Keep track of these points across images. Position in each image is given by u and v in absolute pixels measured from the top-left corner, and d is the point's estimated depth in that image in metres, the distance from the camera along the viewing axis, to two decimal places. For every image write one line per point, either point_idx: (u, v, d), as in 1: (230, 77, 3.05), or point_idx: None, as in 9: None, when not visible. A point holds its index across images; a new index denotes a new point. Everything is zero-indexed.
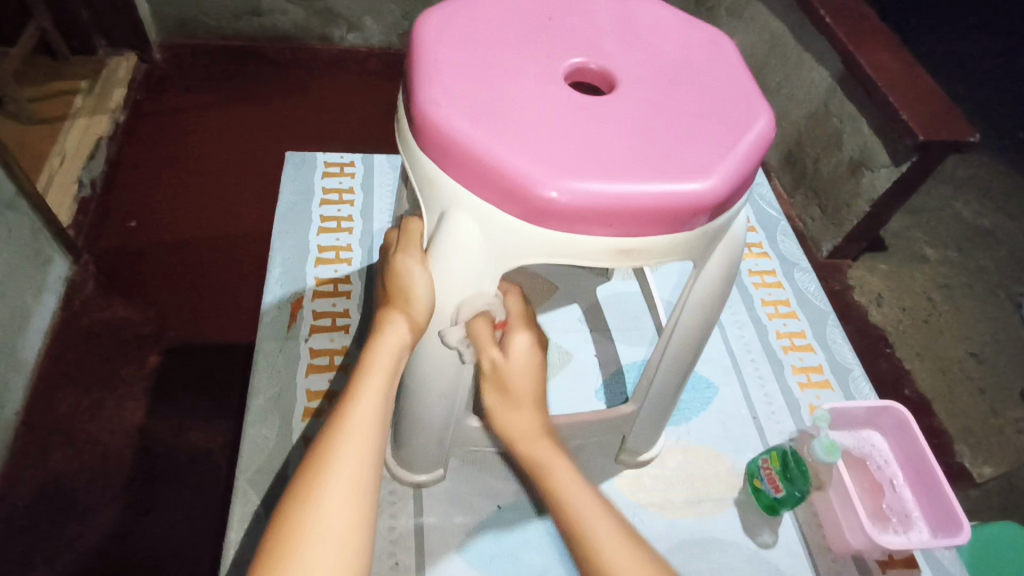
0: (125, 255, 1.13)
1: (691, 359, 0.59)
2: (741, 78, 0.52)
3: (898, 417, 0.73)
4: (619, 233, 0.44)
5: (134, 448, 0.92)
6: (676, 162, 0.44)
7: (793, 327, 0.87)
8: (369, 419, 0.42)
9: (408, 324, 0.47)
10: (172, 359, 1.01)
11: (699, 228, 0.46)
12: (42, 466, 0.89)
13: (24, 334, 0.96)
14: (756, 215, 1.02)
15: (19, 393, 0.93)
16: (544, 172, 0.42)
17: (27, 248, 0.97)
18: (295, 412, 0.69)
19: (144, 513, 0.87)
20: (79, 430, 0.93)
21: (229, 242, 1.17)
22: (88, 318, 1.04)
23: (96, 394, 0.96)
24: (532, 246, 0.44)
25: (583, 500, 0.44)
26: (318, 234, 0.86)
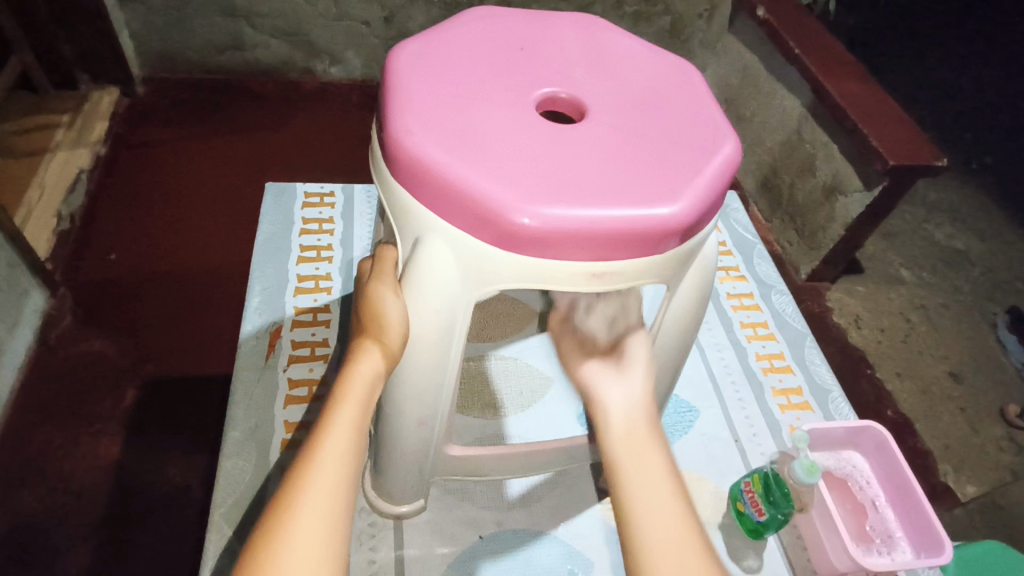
0: (101, 287, 1.11)
1: (668, 384, 0.59)
2: (707, 105, 0.53)
3: (878, 436, 0.73)
4: (591, 255, 0.44)
5: (108, 486, 0.90)
6: (645, 186, 0.45)
7: (771, 349, 0.88)
8: (343, 450, 0.42)
9: (382, 354, 0.47)
10: (150, 394, 0.99)
11: (669, 250, 0.46)
12: (10, 507, 0.86)
13: None
14: (732, 238, 1.04)
15: None
16: (516, 198, 0.42)
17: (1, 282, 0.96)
18: (272, 445, 0.68)
19: (117, 554, 0.84)
20: (50, 469, 0.90)
21: (209, 274, 1.16)
22: (63, 354, 1.02)
23: (69, 431, 0.94)
24: (506, 271, 0.45)
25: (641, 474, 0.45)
26: (297, 263, 0.85)
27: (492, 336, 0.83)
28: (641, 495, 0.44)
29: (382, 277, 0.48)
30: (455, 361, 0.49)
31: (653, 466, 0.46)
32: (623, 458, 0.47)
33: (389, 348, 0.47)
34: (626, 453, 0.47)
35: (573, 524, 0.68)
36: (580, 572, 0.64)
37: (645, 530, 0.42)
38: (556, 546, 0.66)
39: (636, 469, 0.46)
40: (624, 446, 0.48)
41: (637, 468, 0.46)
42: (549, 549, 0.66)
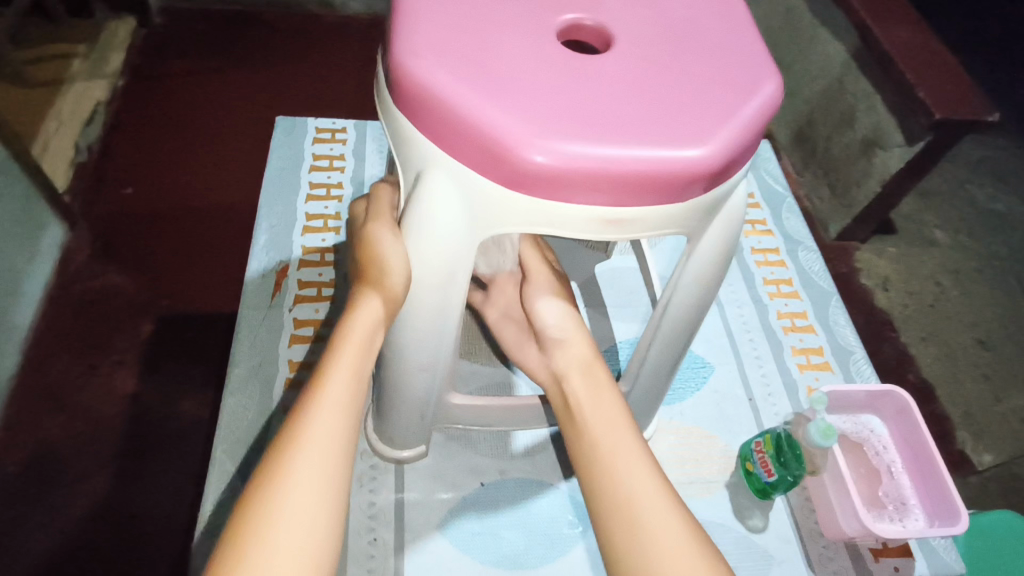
0: (118, 221, 1.11)
1: (685, 341, 0.57)
2: (749, 37, 0.48)
3: (900, 402, 0.70)
4: (605, 200, 0.40)
5: (128, 416, 0.91)
6: (670, 126, 0.41)
7: (794, 307, 0.85)
8: (342, 397, 0.41)
9: (381, 301, 0.45)
10: (167, 328, 1.00)
11: (691, 199, 0.42)
12: (33, 432, 0.89)
13: (17, 299, 0.95)
14: (762, 191, 0.98)
15: (14, 356, 0.93)
16: (525, 132, 0.39)
17: (18, 213, 0.97)
18: (276, 383, 0.67)
19: (137, 480, 0.86)
20: (71, 396, 0.92)
21: (222, 211, 1.14)
22: (81, 286, 1.02)
23: (89, 361, 0.95)
24: (511, 215, 0.41)
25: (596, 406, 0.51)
26: (306, 201, 0.83)
27: None
28: (600, 425, 0.49)
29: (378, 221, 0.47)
30: (458, 308, 0.47)
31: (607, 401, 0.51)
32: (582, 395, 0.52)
33: (390, 294, 0.45)
34: (597, 421, 0.49)
35: (577, 478, 0.67)
36: (581, 524, 0.64)
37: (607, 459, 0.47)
38: (559, 497, 0.66)
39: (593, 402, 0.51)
40: (584, 385, 0.52)
41: (592, 400, 0.51)
42: (551, 500, 0.66)
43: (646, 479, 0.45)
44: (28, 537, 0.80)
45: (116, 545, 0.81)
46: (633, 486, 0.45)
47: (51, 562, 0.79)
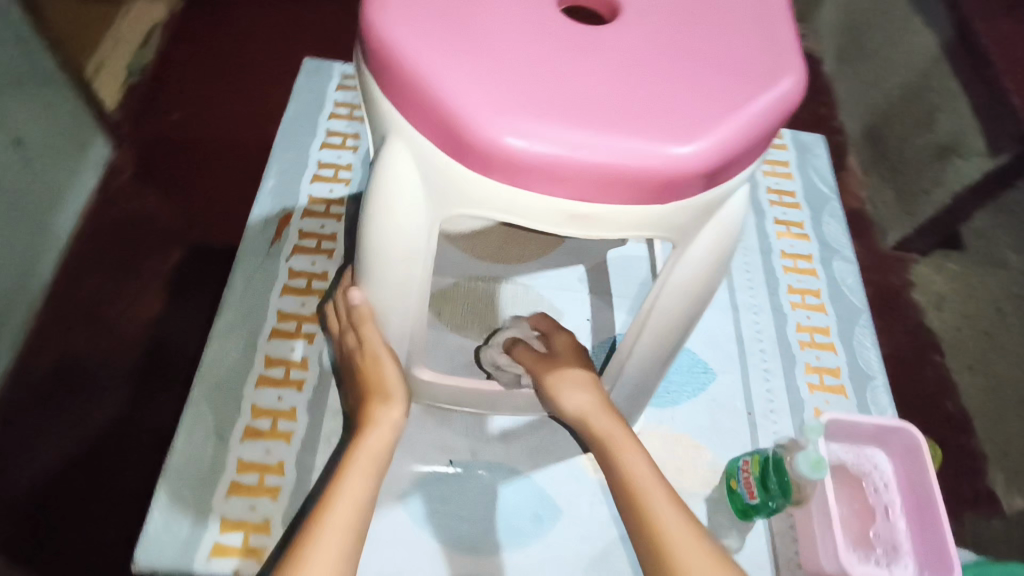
0: (155, 144, 1.12)
1: (672, 349, 0.52)
2: (779, 20, 0.42)
3: (909, 440, 0.64)
4: (571, 193, 0.36)
5: (148, 337, 0.94)
6: (656, 117, 0.36)
7: (816, 321, 0.78)
8: (360, 497, 0.42)
9: (395, 412, 0.47)
10: (193, 258, 1.01)
11: (673, 201, 0.38)
12: (59, 341, 0.92)
13: (56, 211, 0.99)
14: (806, 191, 0.90)
15: (49, 265, 0.97)
16: (486, 105, 0.35)
17: (62, 127, 1.01)
18: (262, 331, 0.68)
19: (148, 401, 0.89)
20: (101, 313, 0.95)
21: (255, 147, 1.14)
22: (119, 209, 1.05)
23: (116, 279, 0.98)
24: (471, 198, 0.38)
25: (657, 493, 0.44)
26: (320, 149, 0.81)
27: (507, 257, 0.75)
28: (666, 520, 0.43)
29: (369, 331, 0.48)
30: (418, 286, 0.44)
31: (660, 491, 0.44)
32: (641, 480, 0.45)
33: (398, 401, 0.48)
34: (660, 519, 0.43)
35: (550, 469, 0.65)
36: (546, 518, 0.63)
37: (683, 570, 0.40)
38: (528, 487, 0.64)
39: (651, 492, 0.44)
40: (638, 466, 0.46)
41: (650, 484, 0.45)
42: (520, 489, 0.64)
43: None
44: (37, 440, 0.84)
45: (113, 459, 0.84)
46: None
47: (53, 469, 0.83)
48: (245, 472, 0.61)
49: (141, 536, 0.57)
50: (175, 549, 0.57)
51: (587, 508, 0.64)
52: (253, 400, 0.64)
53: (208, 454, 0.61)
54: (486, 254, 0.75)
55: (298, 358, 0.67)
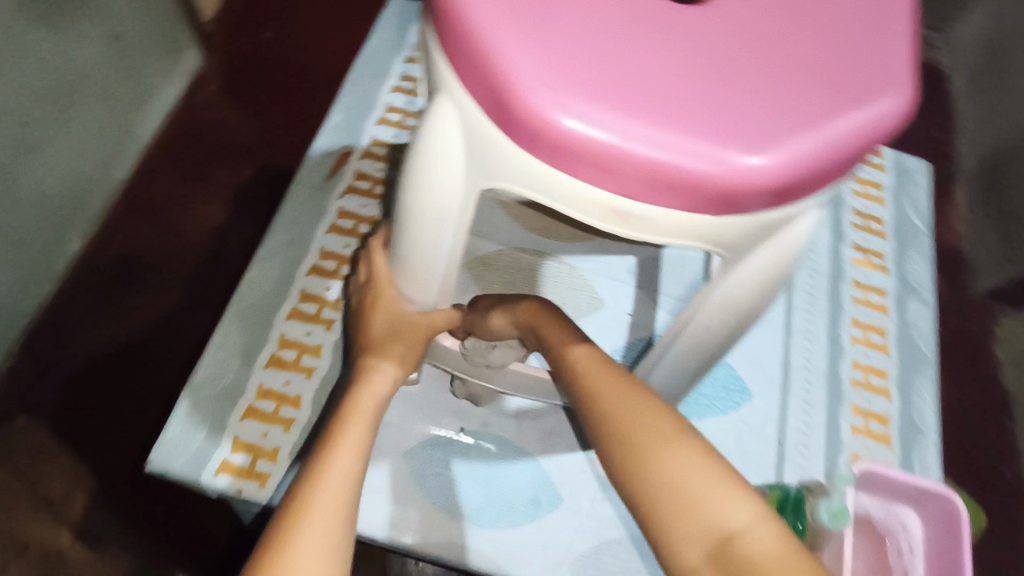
0: (242, 59, 1.13)
1: (702, 369, 0.48)
2: (897, 26, 0.36)
3: (947, 508, 0.58)
4: (616, 186, 0.34)
5: (208, 246, 0.97)
6: (727, 118, 0.32)
7: (875, 361, 0.73)
8: (347, 473, 0.39)
9: (394, 365, 0.47)
10: (261, 177, 1.03)
11: (727, 213, 0.34)
12: (128, 236, 0.96)
13: (143, 111, 1.02)
14: (895, 219, 0.82)
15: (129, 161, 1.01)
16: (543, 75, 0.32)
17: (161, 29, 1.03)
18: (302, 264, 0.68)
19: (200, 306, 0.92)
20: (168, 216, 0.99)
21: (335, 76, 1.14)
22: (200, 116, 1.07)
23: (188, 185, 1.01)
24: (512, 173, 0.35)
25: (615, 387, 0.40)
26: (391, 90, 0.79)
27: (552, 235, 0.72)
28: (626, 410, 0.38)
29: (389, 294, 0.50)
30: (447, 252, 0.43)
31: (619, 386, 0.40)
32: (599, 383, 0.41)
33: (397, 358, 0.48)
34: (623, 410, 0.38)
35: (557, 456, 0.64)
36: (544, 503, 0.61)
37: (653, 456, 0.35)
38: (532, 469, 0.63)
39: (608, 388, 0.40)
40: (590, 367, 0.42)
41: (607, 380, 0.40)
42: (523, 469, 0.63)
43: (700, 472, 0.34)
44: (96, 323, 0.89)
45: (159, 356, 0.88)
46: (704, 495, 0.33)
47: (104, 353, 0.88)
48: (263, 398, 0.62)
49: (158, 439, 0.59)
50: (186, 459, 0.59)
51: (588, 504, 0.62)
52: (282, 330, 0.65)
53: (231, 374, 0.63)
54: (537, 226, 0.72)
55: (332, 298, 0.67)
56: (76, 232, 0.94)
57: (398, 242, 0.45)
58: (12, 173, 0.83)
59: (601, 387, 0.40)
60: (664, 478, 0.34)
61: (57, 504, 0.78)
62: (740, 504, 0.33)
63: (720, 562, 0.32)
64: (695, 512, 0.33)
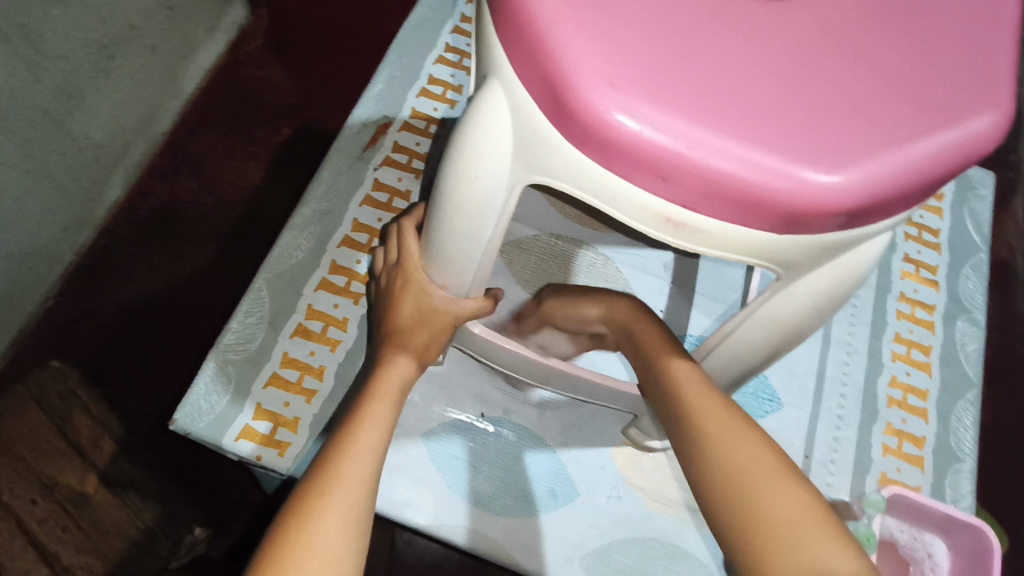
0: (288, 17, 1.11)
1: (731, 382, 0.46)
2: (994, 41, 0.33)
3: (979, 540, 0.56)
4: (674, 195, 0.31)
5: (244, 203, 0.97)
6: (801, 132, 0.30)
7: (915, 380, 0.70)
8: (372, 446, 0.41)
9: (412, 359, 0.49)
10: (299, 139, 1.02)
11: (790, 232, 0.32)
12: (167, 189, 0.97)
13: (188, 64, 1.01)
14: (951, 232, 0.78)
15: (170, 115, 1.01)
16: (606, 71, 0.30)
17: None
18: (334, 235, 0.68)
19: (232, 263, 0.93)
20: (206, 171, 0.99)
21: (379, 38, 1.12)
22: (243, 72, 1.07)
23: (227, 142, 1.01)
24: (560, 170, 0.34)
25: (721, 415, 0.40)
26: (435, 62, 0.77)
27: (592, 223, 0.70)
28: (727, 438, 0.38)
29: (418, 278, 0.49)
30: (483, 243, 0.41)
31: (725, 414, 0.40)
32: (699, 403, 0.41)
33: (417, 351, 0.50)
34: (727, 438, 0.39)
35: (577, 451, 0.63)
36: (560, 496, 0.61)
37: (758, 494, 0.36)
38: (550, 461, 0.62)
39: (708, 411, 0.40)
40: (692, 389, 0.42)
41: (711, 403, 0.41)
42: (541, 460, 0.62)
43: (809, 518, 0.35)
44: (132, 272, 0.91)
45: (189, 310, 0.89)
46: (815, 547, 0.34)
47: (138, 302, 0.89)
48: (287, 367, 0.62)
49: (183, 398, 0.60)
50: (209, 420, 0.59)
51: (603, 501, 0.61)
52: (311, 301, 0.65)
53: (257, 339, 0.63)
54: (573, 213, 0.70)
55: (362, 272, 0.67)
56: (116, 180, 0.95)
57: (432, 229, 0.43)
58: (61, 123, 0.82)
59: (705, 408, 0.41)
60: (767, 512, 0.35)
61: (83, 447, 0.79)
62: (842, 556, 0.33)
63: None
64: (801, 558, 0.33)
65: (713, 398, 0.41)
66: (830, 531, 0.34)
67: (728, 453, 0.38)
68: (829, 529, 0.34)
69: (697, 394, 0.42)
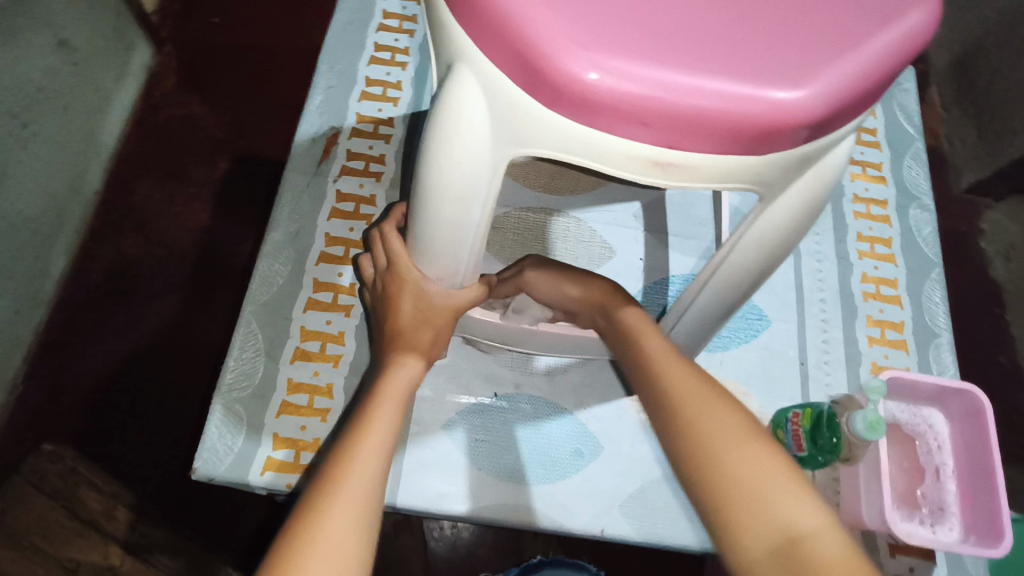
0: (200, 50, 1.08)
1: (728, 313, 0.49)
2: None
3: (972, 403, 0.60)
4: (657, 139, 0.33)
5: (197, 246, 0.95)
6: (761, 55, 0.32)
7: (884, 272, 0.74)
8: (383, 442, 0.41)
9: (420, 358, 0.49)
10: (238, 171, 1.00)
11: (768, 152, 0.34)
12: (115, 246, 0.94)
13: (105, 116, 0.98)
14: (888, 129, 0.82)
15: (99, 172, 0.97)
16: (572, 34, 0.31)
17: (108, 29, 0.97)
18: (310, 254, 0.67)
19: (199, 308, 0.91)
20: (150, 221, 0.96)
21: (299, 52, 1.09)
22: (166, 114, 1.03)
23: (165, 188, 0.98)
24: (543, 137, 0.35)
25: (685, 374, 0.42)
26: (368, 64, 0.77)
27: (558, 190, 0.72)
28: (694, 393, 0.40)
29: (411, 276, 0.49)
30: (478, 226, 0.42)
31: (689, 374, 0.42)
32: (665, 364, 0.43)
33: (423, 349, 0.50)
34: (691, 395, 0.40)
35: (595, 408, 0.65)
36: (587, 453, 0.63)
37: (715, 443, 0.37)
38: (570, 422, 0.64)
39: (676, 372, 0.42)
40: (661, 355, 0.44)
41: (678, 365, 0.43)
42: (562, 425, 0.64)
43: (765, 466, 0.36)
44: (100, 339, 0.88)
45: (168, 362, 0.87)
46: (775, 497, 0.35)
47: (112, 365, 0.87)
48: (295, 392, 0.62)
49: (198, 446, 0.59)
50: (229, 461, 0.59)
51: (629, 448, 0.63)
52: (302, 323, 0.65)
53: (258, 372, 0.62)
54: (538, 185, 0.72)
55: (346, 283, 0.67)
56: (59, 250, 0.91)
57: (420, 224, 0.44)
58: None
59: (669, 369, 0.43)
60: (722, 456, 0.37)
61: (97, 522, 0.76)
62: (812, 512, 0.35)
63: (785, 561, 0.33)
64: (763, 516, 0.34)
65: (683, 362, 0.43)
66: (801, 488, 0.36)
67: (705, 408, 0.39)
68: (795, 481, 0.36)
69: (672, 364, 0.43)
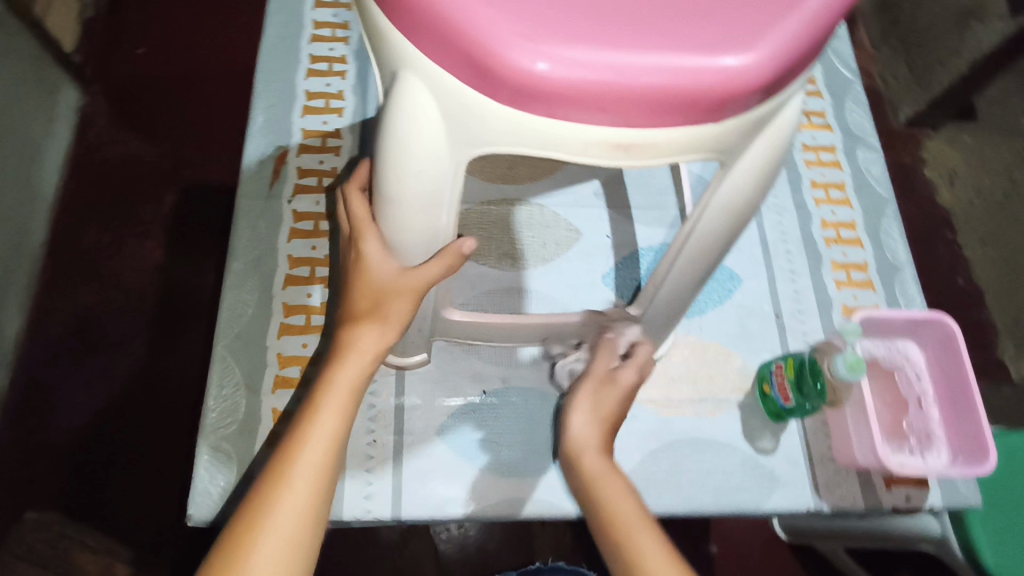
0: (128, 83, 1.04)
1: (701, 278, 0.49)
2: None
3: (944, 331, 0.63)
4: (615, 121, 0.33)
5: (155, 286, 0.92)
6: (704, 24, 0.32)
7: (842, 216, 0.76)
8: (323, 437, 0.43)
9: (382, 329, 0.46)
10: (186, 202, 0.97)
11: (726, 118, 0.35)
12: (70, 297, 0.90)
13: (37, 165, 0.94)
14: (826, 75, 0.84)
15: (41, 224, 0.93)
16: (517, 29, 0.31)
17: (26, 75, 0.93)
18: (275, 278, 0.66)
19: (167, 348, 0.88)
20: (102, 267, 0.93)
21: (231, 73, 1.06)
22: (102, 154, 0.99)
23: (113, 232, 0.95)
24: (503, 133, 0.35)
25: (636, 521, 0.46)
26: (306, 77, 0.75)
27: (517, 179, 0.72)
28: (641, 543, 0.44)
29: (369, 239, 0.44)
30: (448, 229, 0.42)
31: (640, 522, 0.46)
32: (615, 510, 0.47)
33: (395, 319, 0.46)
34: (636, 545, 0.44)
35: None
36: None
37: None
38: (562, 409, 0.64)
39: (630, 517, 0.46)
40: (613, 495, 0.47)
41: (634, 518, 0.46)
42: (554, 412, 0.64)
43: None
44: (69, 396, 0.85)
45: (144, 408, 0.85)
46: None
47: (87, 420, 0.84)
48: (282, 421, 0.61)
49: (189, 491, 0.58)
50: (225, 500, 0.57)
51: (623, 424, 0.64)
52: (278, 349, 0.63)
53: (242, 407, 0.61)
54: (495, 177, 0.71)
55: (317, 303, 0.66)
56: (10, 310, 0.87)
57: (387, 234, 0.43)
58: None
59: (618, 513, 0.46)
60: None
61: None
62: None
63: None
64: None
65: (635, 507, 0.47)
66: None
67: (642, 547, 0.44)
68: None
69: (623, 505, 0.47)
